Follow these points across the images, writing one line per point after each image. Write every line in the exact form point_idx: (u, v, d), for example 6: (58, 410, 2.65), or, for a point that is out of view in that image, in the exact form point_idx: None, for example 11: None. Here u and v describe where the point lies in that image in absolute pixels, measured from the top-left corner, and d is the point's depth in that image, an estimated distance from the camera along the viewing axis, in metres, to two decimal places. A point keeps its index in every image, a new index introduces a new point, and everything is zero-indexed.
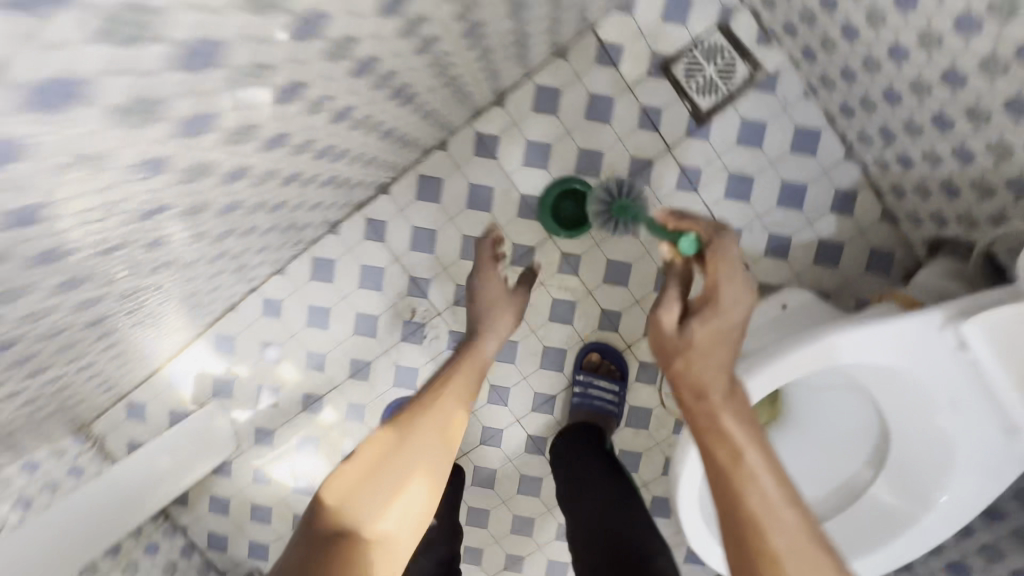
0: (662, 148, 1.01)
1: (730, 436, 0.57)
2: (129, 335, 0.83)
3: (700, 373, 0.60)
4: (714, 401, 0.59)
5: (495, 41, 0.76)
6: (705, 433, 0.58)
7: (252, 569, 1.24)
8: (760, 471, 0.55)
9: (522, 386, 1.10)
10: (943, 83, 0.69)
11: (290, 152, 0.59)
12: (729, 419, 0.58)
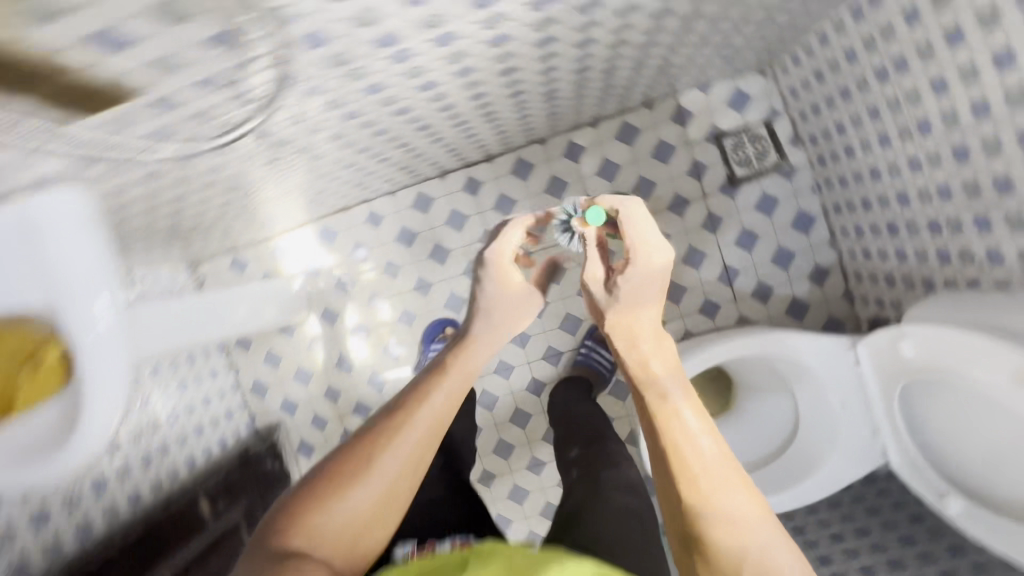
0: (699, 194, 1.34)
1: (657, 392, 0.62)
2: (291, 195, 1.15)
3: (627, 328, 0.69)
4: (643, 352, 0.66)
5: (613, 81, 1.10)
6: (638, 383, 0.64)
7: (278, 419, 1.52)
8: (679, 412, 0.59)
9: (540, 338, 1.40)
10: (897, 200, 1.03)
11: (477, 105, 0.92)
12: (659, 376, 0.63)
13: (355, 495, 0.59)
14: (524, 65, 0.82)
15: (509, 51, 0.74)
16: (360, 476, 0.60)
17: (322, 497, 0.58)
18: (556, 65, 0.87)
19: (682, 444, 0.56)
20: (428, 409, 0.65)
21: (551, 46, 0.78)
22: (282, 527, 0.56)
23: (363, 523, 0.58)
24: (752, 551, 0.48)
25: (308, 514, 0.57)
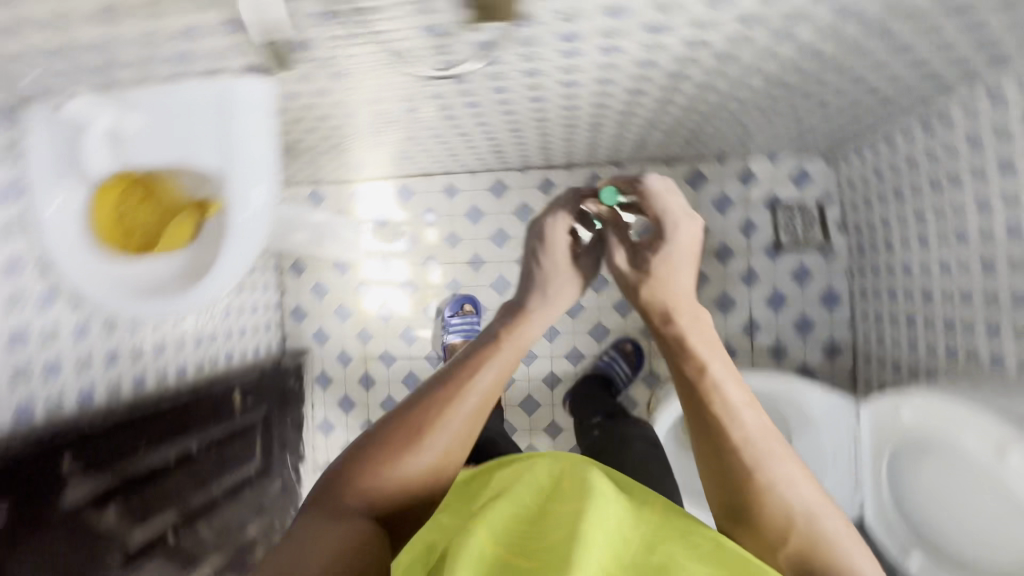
0: (744, 249, 1.48)
1: (728, 411, 0.93)
2: (395, 146, 1.27)
3: None
4: None
5: (704, 131, 1.25)
6: None
7: (303, 347, 1.59)
8: None
9: (568, 337, 1.49)
10: (925, 296, 1.17)
11: (592, 115, 1.06)
12: (721, 399, 0.94)
13: (422, 453, 0.89)
14: (648, 92, 0.96)
15: (645, 76, 0.88)
16: (426, 438, 0.90)
17: (398, 455, 0.88)
18: (672, 99, 1.01)
19: (749, 448, 0.88)
20: (473, 389, 0.98)
21: (679, 83, 0.91)
22: (369, 484, 0.85)
23: (439, 467, 0.92)
24: (800, 526, 0.80)
25: (389, 467, 0.87)
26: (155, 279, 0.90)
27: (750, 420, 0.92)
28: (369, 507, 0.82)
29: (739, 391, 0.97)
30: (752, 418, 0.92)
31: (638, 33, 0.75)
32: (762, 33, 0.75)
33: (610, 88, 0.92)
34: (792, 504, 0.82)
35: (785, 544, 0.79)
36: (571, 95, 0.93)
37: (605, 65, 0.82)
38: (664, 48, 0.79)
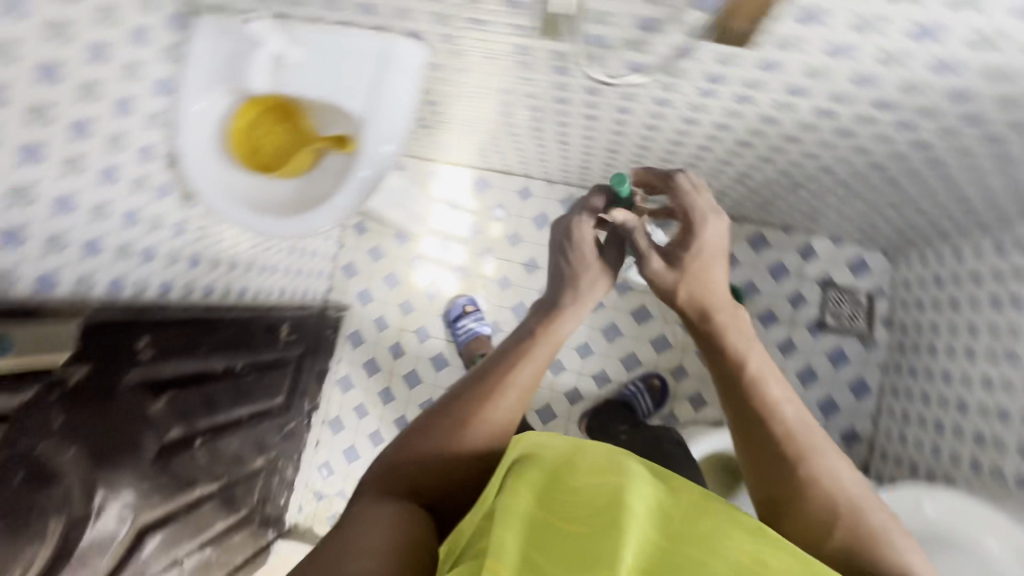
0: (788, 318, 1.52)
1: (768, 391, 0.66)
2: (494, 138, 1.33)
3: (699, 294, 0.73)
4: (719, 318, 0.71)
5: (784, 197, 1.30)
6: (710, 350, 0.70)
7: (348, 303, 1.65)
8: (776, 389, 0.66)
9: (601, 358, 1.55)
10: (957, 405, 1.19)
11: (692, 154, 1.12)
12: (758, 366, 0.67)
13: (462, 429, 0.66)
14: (755, 146, 1.01)
15: (760, 131, 0.93)
16: (466, 415, 0.66)
17: (443, 434, 0.65)
18: (772, 159, 1.06)
19: (778, 429, 0.64)
20: (516, 376, 0.69)
21: (788, 144, 0.96)
22: (404, 459, 0.65)
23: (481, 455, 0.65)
24: (844, 518, 0.59)
25: (431, 447, 0.65)
26: (272, 197, 0.98)
27: (780, 391, 0.66)
28: (408, 490, 0.64)
29: (767, 356, 0.69)
30: (780, 390, 0.66)
31: (768, 100, 0.81)
32: (887, 117, 0.80)
33: (722, 133, 0.97)
34: (851, 511, 0.60)
35: (831, 534, 0.59)
36: (684, 129, 0.99)
37: (726, 114, 0.89)
38: (786, 115, 0.85)
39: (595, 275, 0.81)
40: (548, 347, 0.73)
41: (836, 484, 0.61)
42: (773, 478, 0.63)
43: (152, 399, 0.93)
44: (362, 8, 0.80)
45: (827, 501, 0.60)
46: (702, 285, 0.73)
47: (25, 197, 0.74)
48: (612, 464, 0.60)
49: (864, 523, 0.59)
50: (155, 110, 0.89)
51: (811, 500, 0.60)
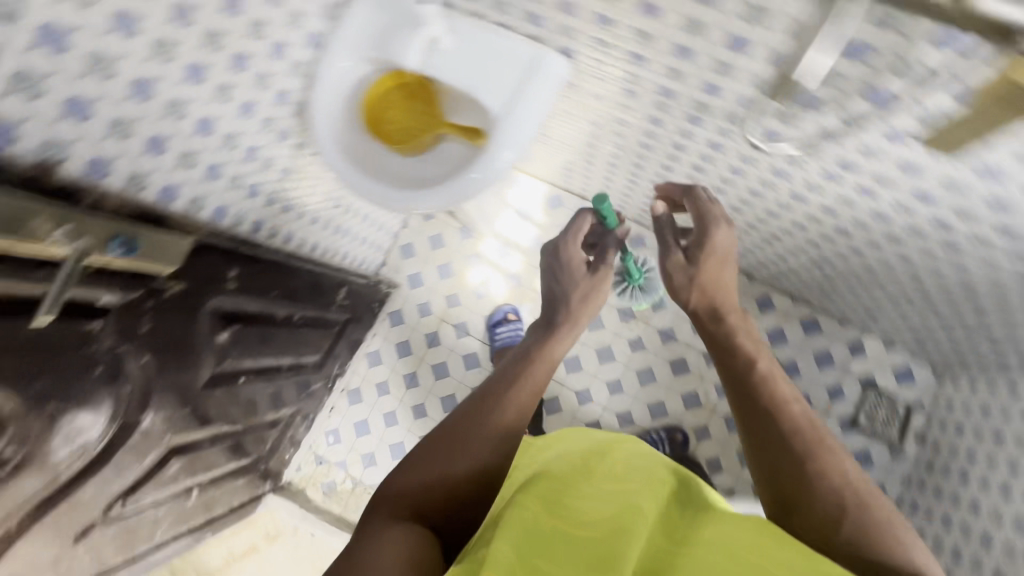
0: (822, 407, 1.51)
1: (771, 389, 0.67)
2: (586, 163, 1.36)
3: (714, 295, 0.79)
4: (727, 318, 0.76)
5: (852, 291, 1.31)
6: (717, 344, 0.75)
7: (398, 281, 1.67)
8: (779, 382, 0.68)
9: (628, 399, 1.55)
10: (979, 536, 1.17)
11: (782, 227, 1.13)
12: (762, 369, 0.69)
13: (467, 442, 0.68)
14: (852, 236, 1.02)
15: (864, 224, 0.95)
16: (472, 425, 0.69)
17: (450, 450, 0.67)
18: (861, 251, 1.07)
19: (784, 425, 0.63)
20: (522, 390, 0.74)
21: (886, 243, 0.98)
22: (409, 483, 0.65)
23: (488, 464, 0.67)
24: (850, 513, 0.56)
25: (437, 464, 0.66)
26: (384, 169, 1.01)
27: (787, 393, 0.67)
28: (413, 514, 0.63)
29: (773, 359, 0.71)
30: (788, 392, 0.67)
31: (889, 196, 0.83)
32: (1002, 242, 0.81)
33: (825, 214, 0.98)
34: (865, 507, 0.57)
35: (836, 525, 0.56)
36: (786, 202, 1.00)
37: (839, 200, 0.91)
38: (901, 214, 0.86)
39: (587, 301, 0.89)
40: (545, 364, 0.78)
41: (850, 480, 0.59)
42: (778, 474, 0.61)
43: (218, 328, 0.97)
44: (530, 18, 0.83)
45: (840, 496, 0.58)
46: (715, 287, 0.79)
47: (178, 112, 0.77)
48: (624, 487, 0.66)
49: (881, 522, 0.56)
50: (301, 61, 0.94)
51: (821, 495, 0.58)
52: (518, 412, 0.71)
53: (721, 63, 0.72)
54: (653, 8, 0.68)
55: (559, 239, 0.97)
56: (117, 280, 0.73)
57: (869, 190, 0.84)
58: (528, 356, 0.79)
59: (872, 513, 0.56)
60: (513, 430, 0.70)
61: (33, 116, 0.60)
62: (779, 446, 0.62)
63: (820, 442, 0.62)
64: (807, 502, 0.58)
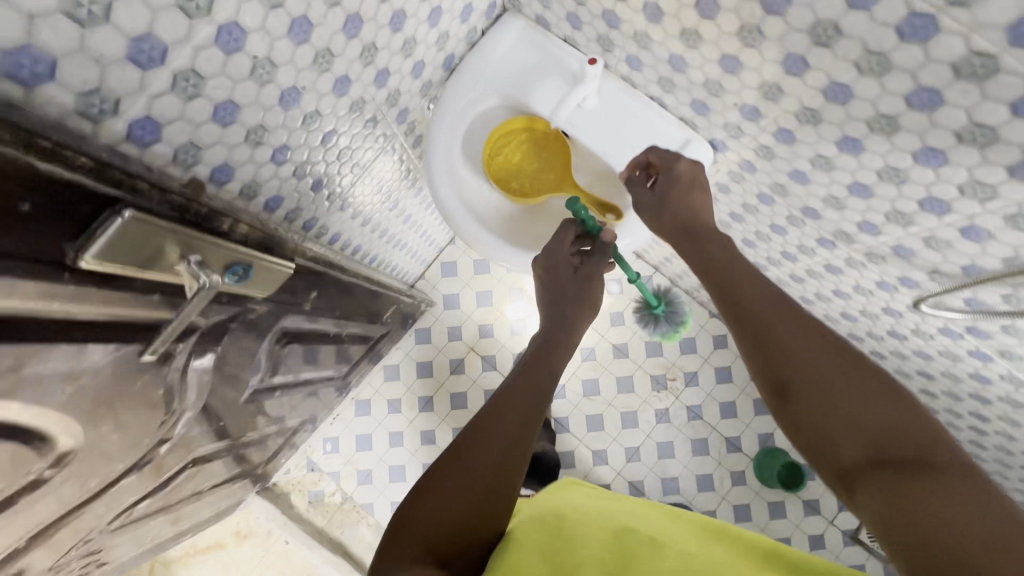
0: (829, 517, 1.48)
1: (746, 289, 0.60)
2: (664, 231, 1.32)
3: (686, 215, 0.71)
4: (702, 234, 0.68)
5: None
6: (699, 265, 0.66)
7: (432, 297, 1.60)
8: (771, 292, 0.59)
9: (643, 469, 1.52)
10: None
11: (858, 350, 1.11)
12: (732, 270, 0.62)
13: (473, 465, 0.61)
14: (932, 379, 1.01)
15: (958, 377, 0.92)
16: (473, 442, 0.63)
17: (457, 469, 0.61)
18: (932, 395, 1.05)
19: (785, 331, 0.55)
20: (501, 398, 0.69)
21: (968, 398, 0.96)
22: (418, 515, 0.58)
23: (495, 478, 0.61)
24: (883, 407, 0.49)
25: (443, 487, 0.60)
26: (491, 217, 0.92)
27: (762, 285, 0.60)
28: (426, 547, 0.55)
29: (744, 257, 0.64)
30: (770, 287, 0.59)
31: (1005, 368, 0.81)
32: None
33: (917, 356, 0.96)
34: (852, 378, 0.51)
35: (875, 428, 0.49)
36: (881, 334, 0.98)
37: (946, 352, 0.88)
38: (1006, 384, 0.85)
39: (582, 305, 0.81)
40: (542, 371, 0.73)
41: (837, 352, 0.53)
42: (767, 367, 0.56)
43: (279, 346, 0.89)
44: (693, 103, 0.78)
45: (829, 374, 0.52)
46: (676, 207, 0.72)
47: (310, 124, 0.68)
48: (575, 541, 0.61)
49: (872, 384, 0.50)
50: (431, 81, 0.88)
51: (811, 381, 0.52)
52: (520, 410, 0.67)
53: (898, 212, 0.68)
54: (854, 144, 0.63)
55: (547, 250, 0.86)
56: (222, 301, 0.61)
57: (986, 357, 0.82)
58: (527, 366, 0.74)
59: (863, 379, 0.51)
60: (518, 427, 0.65)
61: (182, 118, 0.51)
62: (765, 347, 0.56)
63: (800, 324, 0.56)
64: (800, 395, 0.53)
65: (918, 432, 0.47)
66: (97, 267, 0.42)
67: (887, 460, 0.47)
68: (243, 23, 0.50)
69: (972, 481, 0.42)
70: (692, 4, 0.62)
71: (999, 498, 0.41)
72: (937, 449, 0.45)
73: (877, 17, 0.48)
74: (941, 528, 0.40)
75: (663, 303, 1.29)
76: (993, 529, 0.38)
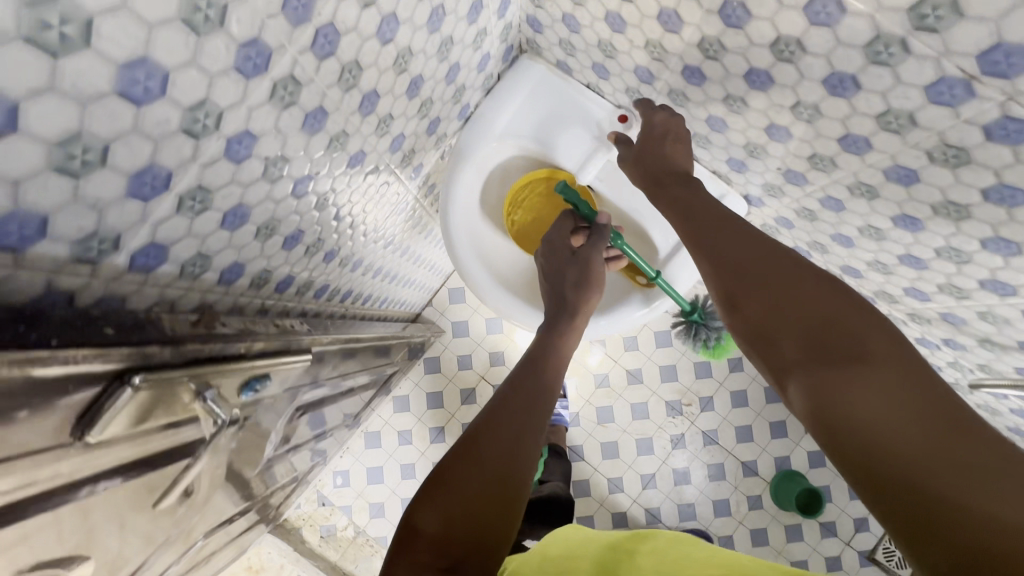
0: (846, 538, 1.45)
1: (693, 206, 0.55)
2: None
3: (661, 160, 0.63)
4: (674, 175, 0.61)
5: None
6: (663, 203, 0.59)
7: (441, 325, 1.56)
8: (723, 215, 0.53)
9: (659, 495, 1.49)
10: None
11: None
12: (682, 194, 0.58)
13: (482, 458, 0.54)
14: None
15: (997, 428, 0.89)
16: (470, 434, 0.57)
17: (465, 463, 0.54)
18: None
19: (732, 250, 0.49)
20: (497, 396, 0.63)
21: None
22: (428, 515, 0.51)
23: (505, 466, 0.54)
24: (836, 315, 0.42)
25: (443, 490, 0.52)
26: (512, 273, 0.89)
27: (716, 212, 0.53)
28: (439, 546, 0.49)
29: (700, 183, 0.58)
30: (722, 212, 0.53)
31: None
32: None
33: None
34: (792, 275, 0.45)
35: (829, 335, 0.42)
36: None
37: (991, 407, 0.84)
38: None
39: (586, 287, 0.77)
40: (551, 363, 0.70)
41: (777, 251, 0.47)
42: (718, 279, 0.49)
43: (294, 416, 0.85)
44: (729, 160, 0.73)
45: (772, 276, 0.46)
46: (651, 160, 0.63)
47: (324, 204, 0.63)
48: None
49: (812, 280, 0.44)
50: (445, 132, 0.82)
51: (747, 284, 0.47)
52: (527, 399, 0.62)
53: (952, 285, 0.64)
54: (914, 222, 0.59)
55: (545, 240, 0.83)
56: (239, 412, 0.55)
57: None
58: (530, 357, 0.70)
59: (801, 273, 0.45)
60: (519, 415, 0.60)
61: (190, 234, 0.46)
62: (705, 257, 0.51)
63: (752, 241, 0.49)
64: (740, 302, 0.47)
65: (867, 324, 0.41)
66: (100, 437, 0.37)
67: (826, 354, 0.41)
68: (253, 128, 0.44)
69: (921, 375, 0.37)
70: (741, 74, 0.57)
71: (948, 395, 0.36)
72: (882, 340, 0.40)
73: (963, 114, 0.43)
74: (890, 433, 0.35)
75: (703, 312, 0.95)
76: (949, 434, 0.34)
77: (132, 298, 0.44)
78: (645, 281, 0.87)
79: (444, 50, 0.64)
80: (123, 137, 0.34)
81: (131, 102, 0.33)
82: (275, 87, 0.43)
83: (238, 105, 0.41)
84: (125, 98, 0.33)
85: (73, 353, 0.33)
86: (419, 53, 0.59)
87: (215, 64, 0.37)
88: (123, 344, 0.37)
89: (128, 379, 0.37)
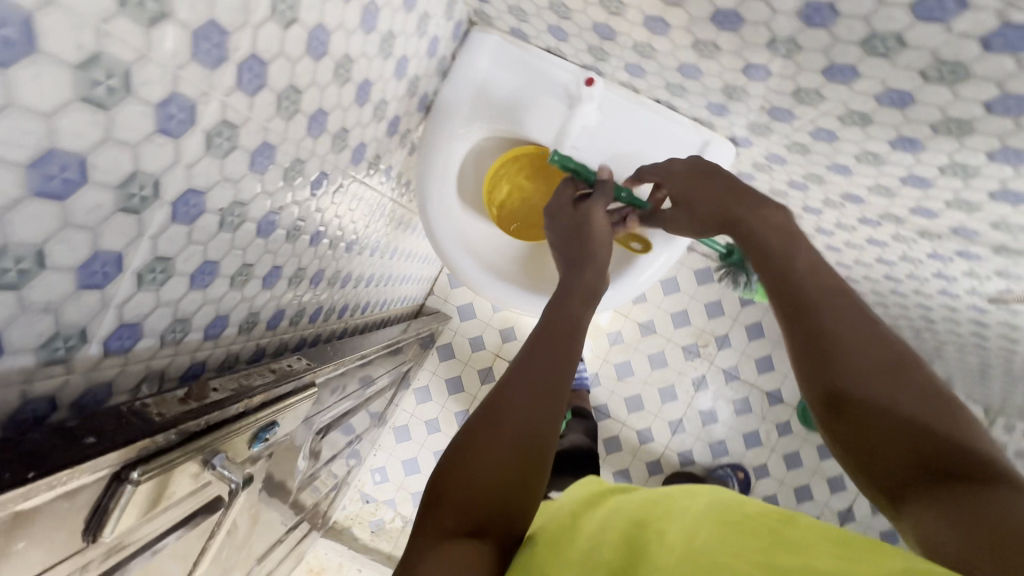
0: None
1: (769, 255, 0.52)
2: None
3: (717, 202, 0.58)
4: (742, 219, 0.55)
5: None
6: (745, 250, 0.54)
7: (446, 311, 1.56)
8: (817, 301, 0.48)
9: (689, 437, 1.51)
10: None
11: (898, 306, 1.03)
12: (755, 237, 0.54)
13: (501, 438, 0.49)
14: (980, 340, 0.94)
15: (1016, 338, 0.85)
16: (497, 400, 0.52)
17: (494, 431, 0.50)
18: (982, 355, 0.98)
19: (835, 330, 0.46)
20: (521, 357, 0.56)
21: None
22: (463, 477, 0.48)
23: (528, 439, 0.50)
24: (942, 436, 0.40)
25: (464, 461, 0.49)
26: (504, 260, 0.87)
27: (826, 291, 0.49)
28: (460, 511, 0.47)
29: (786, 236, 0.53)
30: (828, 293, 0.48)
31: None
32: None
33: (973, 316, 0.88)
34: (899, 389, 0.43)
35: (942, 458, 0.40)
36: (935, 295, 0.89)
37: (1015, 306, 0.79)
38: None
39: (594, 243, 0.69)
40: (564, 325, 0.60)
41: (888, 356, 0.44)
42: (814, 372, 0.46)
43: (315, 442, 0.85)
44: (709, 105, 0.69)
45: (888, 383, 0.43)
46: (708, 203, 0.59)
47: (296, 233, 0.60)
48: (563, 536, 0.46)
49: (921, 397, 0.42)
50: (408, 128, 0.79)
51: (849, 373, 0.44)
52: (551, 362, 0.55)
53: (961, 200, 0.60)
54: (913, 143, 0.55)
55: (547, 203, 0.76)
56: (254, 455, 0.55)
57: None
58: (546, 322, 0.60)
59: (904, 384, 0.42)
60: (543, 382, 0.53)
61: (160, 305, 0.44)
62: (798, 346, 0.48)
63: (862, 334, 0.45)
64: (839, 371, 0.45)
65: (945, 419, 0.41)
66: (115, 533, 0.38)
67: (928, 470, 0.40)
68: (197, 185, 0.41)
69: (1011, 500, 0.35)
70: (707, 17, 0.52)
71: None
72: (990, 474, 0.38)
73: (956, 28, 0.40)
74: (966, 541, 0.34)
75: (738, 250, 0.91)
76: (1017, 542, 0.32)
77: (118, 381, 0.43)
78: (640, 245, 0.82)
79: (386, 46, 0.60)
80: (56, 235, 0.32)
81: (51, 199, 0.31)
82: (209, 137, 0.40)
83: (174, 166, 0.38)
84: (44, 197, 0.30)
85: (63, 476, 0.32)
86: (359, 57, 0.55)
87: (134, 134, 0.34)
88: (113, 452, 0.35)
89: (124, 481, 0.36)
